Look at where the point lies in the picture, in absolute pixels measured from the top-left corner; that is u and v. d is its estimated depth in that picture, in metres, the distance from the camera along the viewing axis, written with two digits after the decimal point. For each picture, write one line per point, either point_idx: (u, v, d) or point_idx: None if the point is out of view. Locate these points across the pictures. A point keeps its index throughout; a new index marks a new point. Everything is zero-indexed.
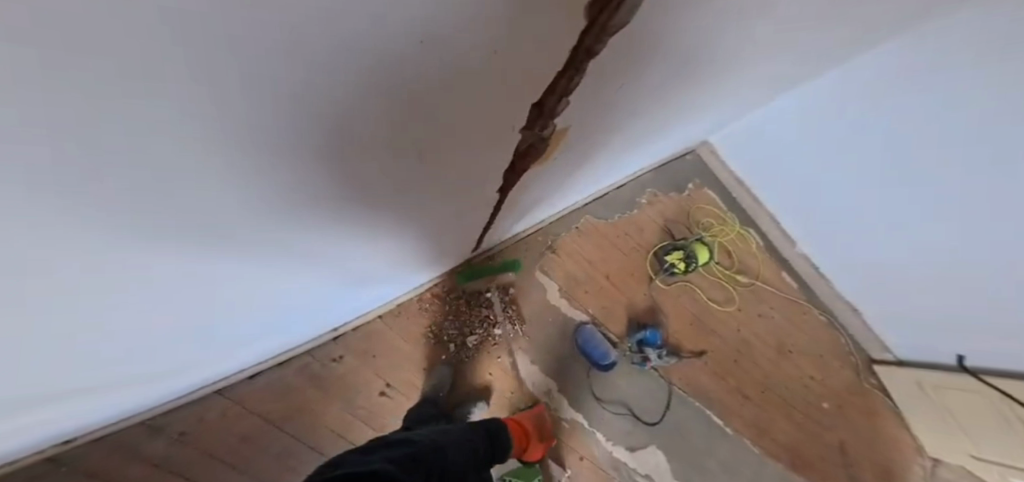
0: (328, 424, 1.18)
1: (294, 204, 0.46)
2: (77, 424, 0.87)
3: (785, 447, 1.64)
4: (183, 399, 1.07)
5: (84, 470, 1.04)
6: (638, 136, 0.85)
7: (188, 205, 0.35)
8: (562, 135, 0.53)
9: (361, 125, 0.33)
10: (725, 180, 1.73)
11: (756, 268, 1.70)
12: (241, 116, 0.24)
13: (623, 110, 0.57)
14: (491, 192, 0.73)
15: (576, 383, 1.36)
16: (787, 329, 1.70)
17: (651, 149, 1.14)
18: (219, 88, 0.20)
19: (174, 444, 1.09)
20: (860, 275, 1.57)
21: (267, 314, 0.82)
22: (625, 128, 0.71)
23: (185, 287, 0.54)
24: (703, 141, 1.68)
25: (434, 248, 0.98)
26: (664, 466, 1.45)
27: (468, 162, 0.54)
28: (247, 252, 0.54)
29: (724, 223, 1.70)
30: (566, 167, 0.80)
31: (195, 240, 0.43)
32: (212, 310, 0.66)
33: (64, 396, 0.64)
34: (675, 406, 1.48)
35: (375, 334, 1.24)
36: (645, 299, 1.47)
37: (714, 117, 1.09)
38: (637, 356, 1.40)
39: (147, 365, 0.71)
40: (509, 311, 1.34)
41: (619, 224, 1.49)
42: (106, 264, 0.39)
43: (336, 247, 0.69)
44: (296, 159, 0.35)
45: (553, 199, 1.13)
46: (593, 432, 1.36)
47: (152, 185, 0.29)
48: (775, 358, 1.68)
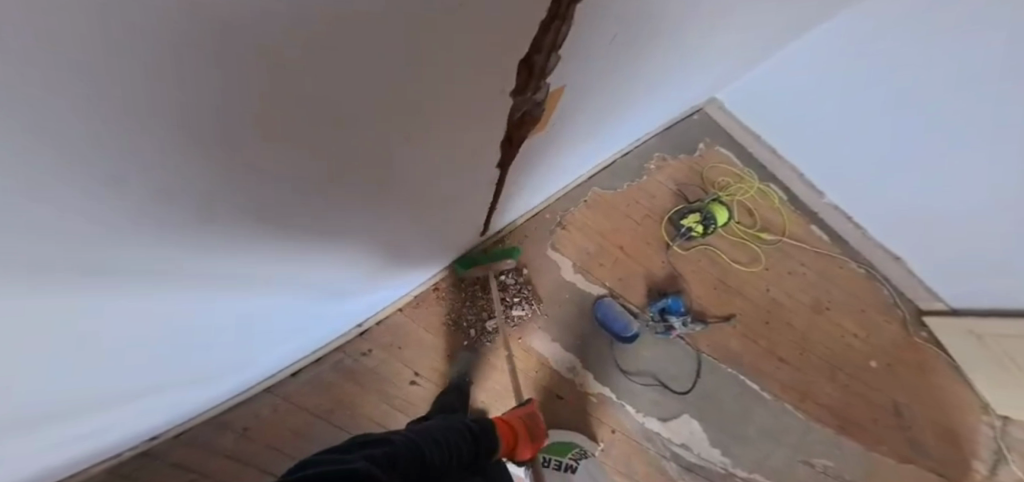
0: (368, 414, 1.15)
1: (285, 197, 0.45)
2: (113, 435, 0.86)
3: (830, 410, 1.57)
4: (246, 394, 1.11)
5: (172, 460, 1.06)
6: (638, 94, 0.85)
7: (156, 200, 0.31)
8: (557, 97, 0.55)
9: (325, 108, 0.32)
10: (738, 136, 1.65)
11: (780, 224, 1.63)
12: (226, 115, 0.25)
13: (614, 65, 0.57)
14: (490, 166, 0.73)
15: (601, 358, 1.32)
16: (819, 284, 1.63)
17: (649, 108, 1.09)
18: (175, 84, 0.19)
19: (240, 439, 1.11)
20: (889, 216, 1.49)
21: (295, 305, 0.84)
22: (618, 88, 0.71)
23: (193, 277, 0.52)
24: (710, 99, 1.61)
25: (446, 231, 0.98)
26: (700, 434, 1.42)
27: (458, 133, 0.53)
28: (256, 248, 0.54)
29: (742, 180, 1.63)
30: (564, 134, 0.80)
31: (186, 233, 0.40)
32: (229, 298, 0.64)
33: (74, 403, 0.61)
34: (706, 373, 1.43)
35: (398, 326, 1.21)
36: (664, 267, 1.42)
37: (716, 69, 1.05)
38: (659, 325, 1.36)
39: (192, 344, 0.71)
40: (525, 291, 1.30)
41: (629, 193, 1.44)
42: (91, 265, 0.36)
43: (347, 239, 0.70)
44: (251, 155, 0.33)
45: (557, 171, 1.11)
46: (621, 405, 1.32)
47: (109, 185, 0.26)
48: (811, 317, 1.61)
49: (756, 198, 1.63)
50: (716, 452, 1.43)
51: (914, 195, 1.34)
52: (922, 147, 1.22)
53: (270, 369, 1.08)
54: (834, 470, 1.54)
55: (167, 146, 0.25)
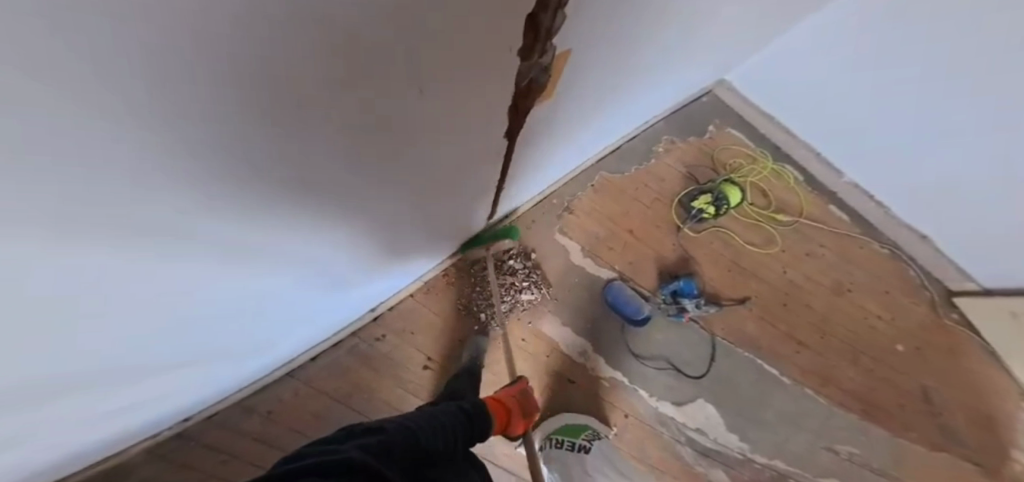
0: (385, 397, 1.12)
1: (289, 181, 0.46)
2: (135, 420, 0.83)
3: (852, 395, 1.52)
4: (269, 376, 1.07)
5: (207, 443, 1.02)
6: (645, 68, 0.87)
7: (162, 170, 0.30)
8: (563, 63, 0.56)
9: (331, 86, 0.33)
10: (749, 118, 1.61)
11: (797, 205, 1.59)
12: (230, 96, 0.26)
13: (617, 34, 0.58)
14: (499, 138, 0.73)
15: (612, 342, 1.30)
16: (840, 266, 1.58)
17: (654, 85, 1.08)
18: (195, 47, 0.19)
19: (266, 422, 1.06)
20: (912, 192, 1.43)
21: (313, 287, 0.84)
22: (623, 60, 0.73)
23: (202, 247, 0.49)
24: (719, 80, 1.57)
25: (455, 213, 0.98)
26: (716, 419, 1.39)
27: (467, 106, 0.54)
28: (263, 230, 0.54)
29: (755, 161, 1.59)
30: (570, 108, 0.81)
31: (191, 204, 0.39)
32: (245, 263, 0.61)
33: (91, 374, 0.58)
34: (721, 356, 1.40)
35: (411, 312, 1.19)
36: (675, 250, 1.40)
37: (723, 44, 1.03)
38: (671, 307, 1.34)
39: (219, 306, 0.67)
40: (535, 276, 1.27)
41: (636, 177, 1.43)
42: (90, 233, 0.33)
43: (353, 222, 0.70)
44: (254, 136, 0.33)
45: (565, 149, 1.10)
46: (634, 389, 1.30)
47: (120, 152, 0.25)
48: (833, 299, 1.56)
49: (770, 179, 1.59)
50: (734, 438, 1.40)
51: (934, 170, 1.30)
52: (951, 115, 1.17)
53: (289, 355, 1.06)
54: (860, 457, 1.49)
55: (177, 112, 0.25)
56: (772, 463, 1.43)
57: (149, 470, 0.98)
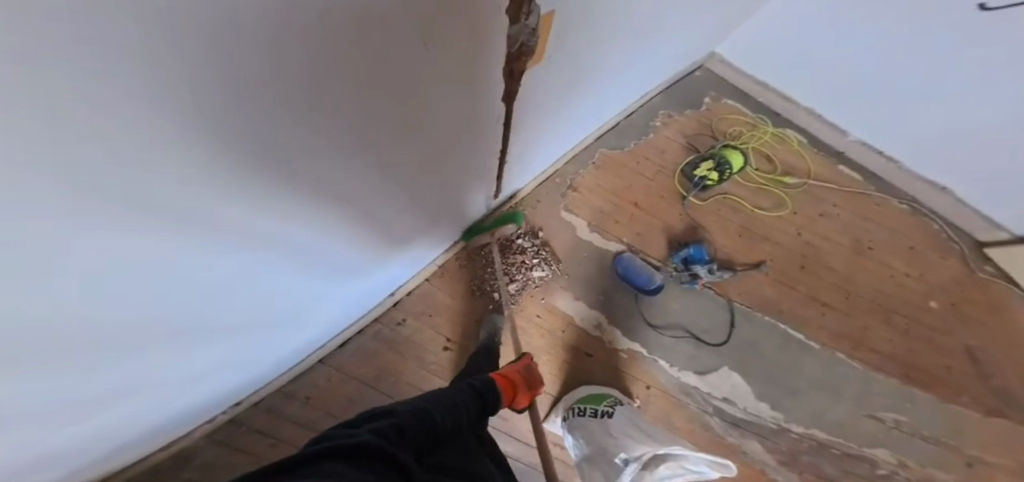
0: (410, 380, 1.13)
1: (300, 141, 0.50)
2: (171, 405, 0.83)
3: (889, 358, 1.45)
4: (303, 362, 1.09)
5: (257, 428, 1.04)
6: (630, 32, 0.93)
7: (201, 106, 0.34)
8: (548, 24, 0.63)
9: (329, 40, 0.37)
10: (744, 87, 1.62)
11: (804, 168, 1.57)
12: (229, 51, 0.30)
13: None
14: (497, 104, 0.79)
15: (628, 314, 1.29)
16: (858, 224, 1.55)
17: (642, 52, 1.12)
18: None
19: (304, 407, 1.08)
20: (919, 139, 1.41)
21: (340, 256, 0.85)
22: (604, 22, 0.80)
23: (237, 197, 0.51)
24: (709, 53, 1.60)
25: (463, 190, 1.02)
26: (744, 388, 1.34)
27: (460, 64, 0.59)
28: (283, 192, 0.57)
29: (754, 128, 1.59)
30: (558, 75, 0.87)
31: (220, 147, 0.41)
32: (282, 217, 0.63)
33: (130, 336, 0.58)
34: (741, 322, 1.38)
35: (428, 295, 1.21)
36: (682, 219, 1.41)
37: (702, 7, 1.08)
38: (684, 275, 1.34)
39: (256, 265, 0.68)
40: (544, 253, 1.29)
41: (637, 151, 1.45)
42: (131, 179, 0.36)
43: (368, 192, 0.74)
44: (278, 77, 0.37)
45: (563, 120, 1.15)
46: (653, 360, 1.29)
47: (160, 83, 0.28)
48: (853, 259, 1.52)
49: (773, 144, 1.59)
50: (764, 407, 1.35)
51: (941, 109, 1.28)
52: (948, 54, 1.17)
53: (316, 341, 1.07)
54: (908, 425, 1.41)
55: (224, 44, 0.29)
56: (810, 433, 1.36)
57: (209, 454, 1.00)
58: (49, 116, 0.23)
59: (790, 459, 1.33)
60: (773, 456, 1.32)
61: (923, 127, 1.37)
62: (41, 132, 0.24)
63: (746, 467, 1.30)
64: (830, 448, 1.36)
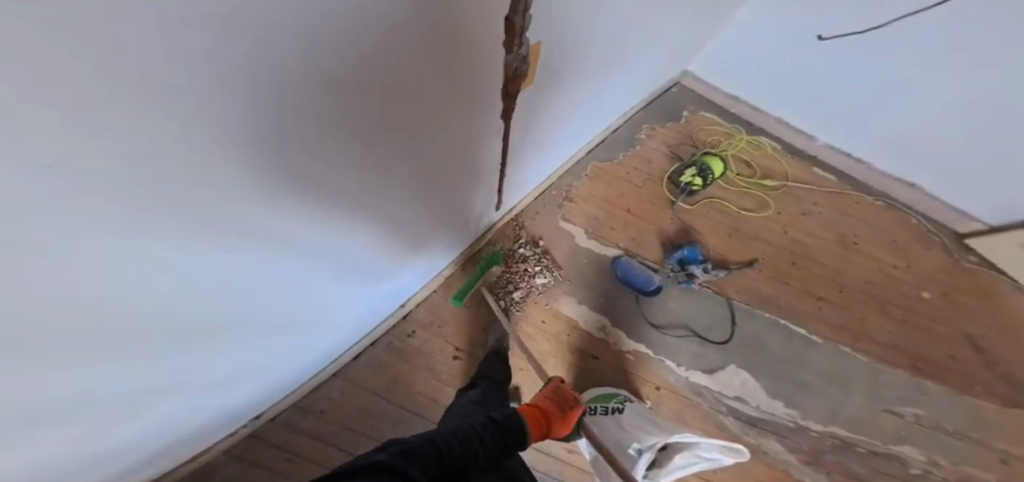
0: (422, 391, 1.12)
1: (323, 142, 0.54)
2: (181, 422, 0.81)
3: (895, 349, 1.47)
4: (319, 375, 1.08)
5: (273, 442, 1.03)
6: (611, 54, 1.04)
7: (245, 102, 0.38)
8: (536, 53, 0.72)
9: (354, 51, 0.44)
10: (716, 101, 1.76)
11: (781, 171, 1.68)
12: (261, 50, 0.34)
13: (576, 24, 0.76)
14: (496, 117, 0.86)
15: (630, 315, 1.33)
16: (842, 221, 1.64)
17: (623, 72, 1.24)
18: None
19: (318, 421, 1.06)
20: (882, 139, 1.54)
21: (358, 262, 0.89)
22: (590, 45, 0.90)
23: (276, 195, 0.56)
24: (683, 72, 1.75)
25: (468, 199, 1.08)
26: (753, 384, 1.35)
27: (463, 76, 0.66)
28: (307, 192, 0.60)
29: (731, 136, 1.71)
30: (551, 91, 0.96)
31: (256, 147, 0.45)
32: (317, 211, 0.66)
33: (160, 341, 0.59)
34: (742, 320, 1.41)
35: (437, 305, 1.23)
36: (674, 223, 1.49)
37: (670, 31, 1.21)
38: (681, 275, 1.40)
39: (296, 256, 0.72)
40: (545, 260, 1.34)
41: (626, 162, 1.55)
42: (169, 179, 0.39)
43: (387, 196, 0.79)
44: (317, 82, 0.44)
45: (556, 134, 1.24)
46: (660, 360, 1.30)
47: (198, 80, 0.32)
48: (841, 254, 1.59)
49: (750, 151, 1.71)
50: (779, 405, 1.35)
51: (898, 111, 1.42)
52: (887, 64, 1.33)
53: (330, 354, 1.08)
54: (928, 419, 1.40)
55: (265, 36, 0.33)
56: (830, 430, 1.35)
57: (229, 470, 0.98)
58: (106, 100, 0.26)
59: (812, 458, 1.30)
60: (796, 455, 1.30)
61: (883, 128, 1.50)
62: (100, 108, 0.26)
63: (769, 467, 1.28)
64: (855, 447, 1.34)
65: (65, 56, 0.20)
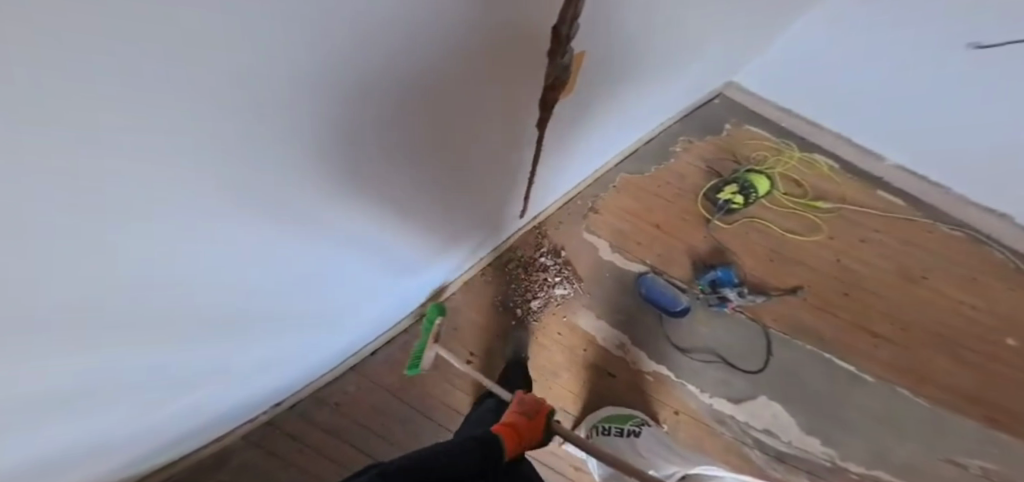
0: (435, 394, 1.13)
1: (358, 155, 0.57)
2: (204, 406, 0.82)
3: (968, 398, 1.28)
4: (338, 368, 1.10)
5: (287, 431, 1.04)
6: (653, 68, 1.03)
7: (279, 100, 0.39)
8: (579, 62, 0.71)
9: (403, 61, 0.46)
10: (765, 113, 1.65)
11: (836, 192, 1.54)
12: (302, 51, 0.35)
13: (620, 42, 0.76)
14: (531, 129, 0.85)
15: (650, 335, 1.27)
16: (907, 251, 1.46)
17: (663, 84, 1.20)
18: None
19: (334, 414, 1.08)
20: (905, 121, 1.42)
21: (383, 260, 0.90)
22: (633, 59, 0.89)
23: (303, 191, 0.56)
24: (727, 83, 1.64)
25: (496, 205, 1.08)
26: (786, 418, 1.23)
27: (502, 89, 0.67)
28: (332, 189, 0.60)
29: (779, 153, 1.59)
30: (588, 101, 0.95)
31: (285, 145, 0.46)
32: (346, 206, 0.67)
33: (191, 324, 0.58)
34: (778, 349, 1.30)
35: (454, 308, 1.24)
36: (707, 241, 1.41)
37: (717, 43, 1.15)
38: (712, 297, 1.31)
39: (317, 251, 0.71)
40: (566, 271, 1.32)
41: (657, 175, 1.50)
42: (196, 169, 0.39)
43: (410, 200, 0.79)
44: (356, 98, 0.46)
45: (587, 145, 1.22)
46: (682, 383, 1.23)
47: (236, 78, 0.32)
48: (903, 287, 1.42)
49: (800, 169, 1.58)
50: (815, 441, 1.22)
51: (920, 82, 1.31)
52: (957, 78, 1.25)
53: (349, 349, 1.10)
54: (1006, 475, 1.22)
55: (301, 60, 0.36)
56: (874, 475, 1.19)
57: (247, 455, 1.00)
58: (146, 92, 0.27)
59: None
60: None
61: (947, 138, 1.38)
62: (132, 102, 0.27)
63: None
64: None
65: (102, 67, 0.22)
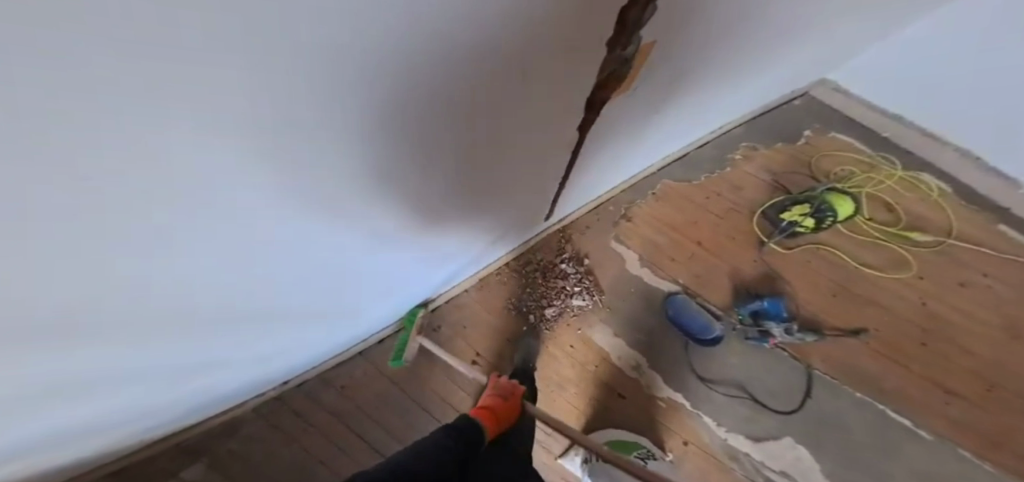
0: (438, 391, 1.16)
1: (364, 170, 0.56)
2: (218, 382, 0.91)
3: None
4: (346, 354, 1.17)
5: (294, 407, 1.13)
6: (727, 73, 0.91)
7: (260, 135, 0.38)
8: (646, 51, 0.57)
9: (416, 72, 0.39)
10: (866, 121, 1.44)
11: (942, 223, 1.30)
12: (278, 90, 0.32)
13: (700, 41, 0.64)
14: (571, 126, 0.74)
15: (672, 359, 1.17)
16: (1013, 302, 1.21)
17: (732, 87, 1.05)
18: (350, 12, 0.27)
19: (338, 397, 1.15)
20: (998, 129, 1.25)
21: (381, 266, 0.91)
22: (704, 69, 0.81)
23: (282, 216, 0.55)
24: (819, 81, 1.45)
25: (522, 208, 1.04)
26: (813, 465, 1.07)
27: (543, 90, 0.57)
28: (356, 185, 0.59)
29: (872, 170, 1.37)
30: (647, 109, 0.86)
31: (270, 174, 0.45)
32: (352, 216, 0.67)
33: (195, 320, 0.64)
34: (818, 391, 1.13)
35: (465, 305, 1.24)
36: (756, 266, 1.25)
37: (812, 42, 0.99)
38: (752, 330, 1.17)
39: (315, 258, 0.72)
40: (586, 281, 1.25)
41: (707, 185, 1.34)
42: (176, 196, 0.39)
43: (412, 211, 0.77)
44: (364, 106, 0.42)
45: (632, 151, 1.12)
46: (699, 414, 1.12)
47: (204, 118, 0.31)
48: (1005, 345, 1.17)
49: (898, 190, 1.35)
50: None
51: None
52: None
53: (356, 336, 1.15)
54: None
55: (309, 82, 0.34)
56: None
57: (252, 427, 1.09)
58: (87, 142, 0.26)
59: None
60: None
61: None
62: (72, 151, 0.26)
63: None
64: None
65: (21, 120, 0.20)
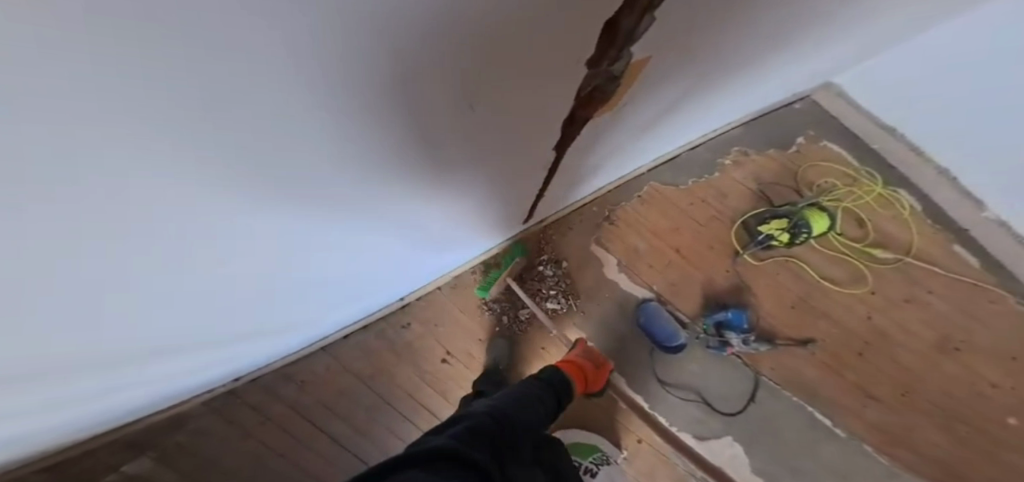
0: (404, 387, 1.17)
1: (304, 210, 0.46)
2: (157, 390, 0.86)
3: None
4: (306, 350, 1.12)
5: (249, 403, 1.11)
6: (730, 90, 0.82)
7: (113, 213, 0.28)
8: (641, 68, 0.33)
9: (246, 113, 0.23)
10: (860, 131, 1.41)
11: (904, 240, 1.34)
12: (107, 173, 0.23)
13: (728, 38, 0.42)
14: (546, 149, 0.56)
15: (635, 362, 1.22)
16: (950, 317, 1.29)
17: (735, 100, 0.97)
18: (144, 94, 0.17)
19: (299, 391, 1.14)
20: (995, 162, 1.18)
21: (341, 284, 0.83)
22: (710, 86, 0.69)
23: (193, 269, 0.47)
24: (826, 85, 1.38)
25: (500, 221, 0.96)
26: (745, 462, 1.20)
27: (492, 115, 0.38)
28: (312, 215, 0.49)
29: (855, 184, 1.37)
30: (642, 127, 0.74)
31: (154, 238, 0.36)
32: (298, 252, 0.59)
33: (104, 356, 0.57)
34: (761, 397, 1.22)
35: (438, 304, 1.21)
36: (728, 276, 1.27)
37: (824, 55, 0.90)
38: (713, 339, 1.23)
39: (250, 291, 0.63)
40: (563, 285, 1.24)
41: (693, 191, 1.31)
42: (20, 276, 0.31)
43: (370, 238, 0.68)
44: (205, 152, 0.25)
45: (621, 165, 1.04)
46: (654, 414, 1.21)
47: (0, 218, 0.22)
48: (928, 356, 1.27)
49: (874, 206, 1.37)
50: None
51: None
52: None
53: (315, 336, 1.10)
54: None
55: (153, 154, 0.24)
56: None
57: (201, 421, 1.09)
58: None
59: None
60: None
61: None
62: None
63: None
64: None
65: None
